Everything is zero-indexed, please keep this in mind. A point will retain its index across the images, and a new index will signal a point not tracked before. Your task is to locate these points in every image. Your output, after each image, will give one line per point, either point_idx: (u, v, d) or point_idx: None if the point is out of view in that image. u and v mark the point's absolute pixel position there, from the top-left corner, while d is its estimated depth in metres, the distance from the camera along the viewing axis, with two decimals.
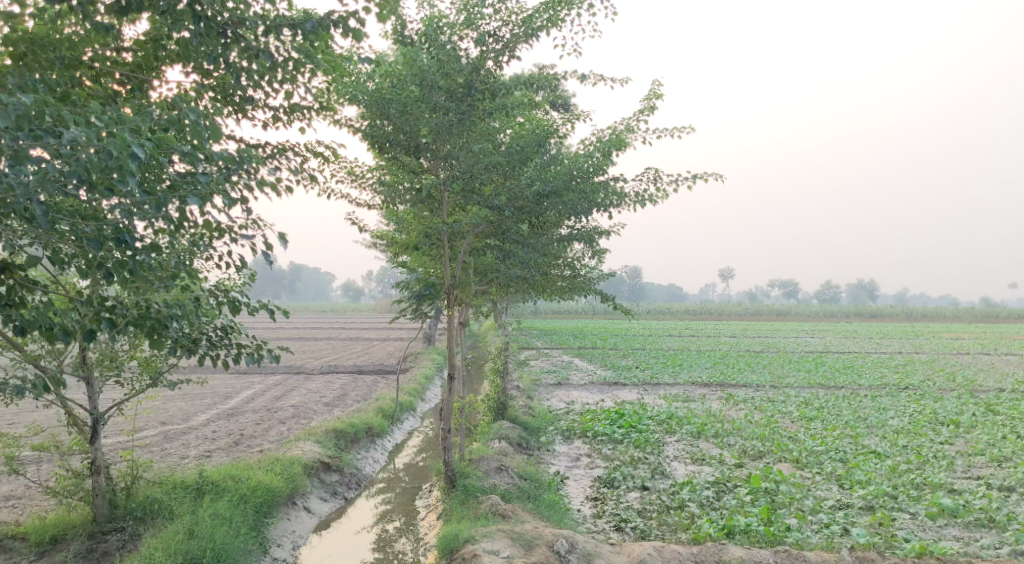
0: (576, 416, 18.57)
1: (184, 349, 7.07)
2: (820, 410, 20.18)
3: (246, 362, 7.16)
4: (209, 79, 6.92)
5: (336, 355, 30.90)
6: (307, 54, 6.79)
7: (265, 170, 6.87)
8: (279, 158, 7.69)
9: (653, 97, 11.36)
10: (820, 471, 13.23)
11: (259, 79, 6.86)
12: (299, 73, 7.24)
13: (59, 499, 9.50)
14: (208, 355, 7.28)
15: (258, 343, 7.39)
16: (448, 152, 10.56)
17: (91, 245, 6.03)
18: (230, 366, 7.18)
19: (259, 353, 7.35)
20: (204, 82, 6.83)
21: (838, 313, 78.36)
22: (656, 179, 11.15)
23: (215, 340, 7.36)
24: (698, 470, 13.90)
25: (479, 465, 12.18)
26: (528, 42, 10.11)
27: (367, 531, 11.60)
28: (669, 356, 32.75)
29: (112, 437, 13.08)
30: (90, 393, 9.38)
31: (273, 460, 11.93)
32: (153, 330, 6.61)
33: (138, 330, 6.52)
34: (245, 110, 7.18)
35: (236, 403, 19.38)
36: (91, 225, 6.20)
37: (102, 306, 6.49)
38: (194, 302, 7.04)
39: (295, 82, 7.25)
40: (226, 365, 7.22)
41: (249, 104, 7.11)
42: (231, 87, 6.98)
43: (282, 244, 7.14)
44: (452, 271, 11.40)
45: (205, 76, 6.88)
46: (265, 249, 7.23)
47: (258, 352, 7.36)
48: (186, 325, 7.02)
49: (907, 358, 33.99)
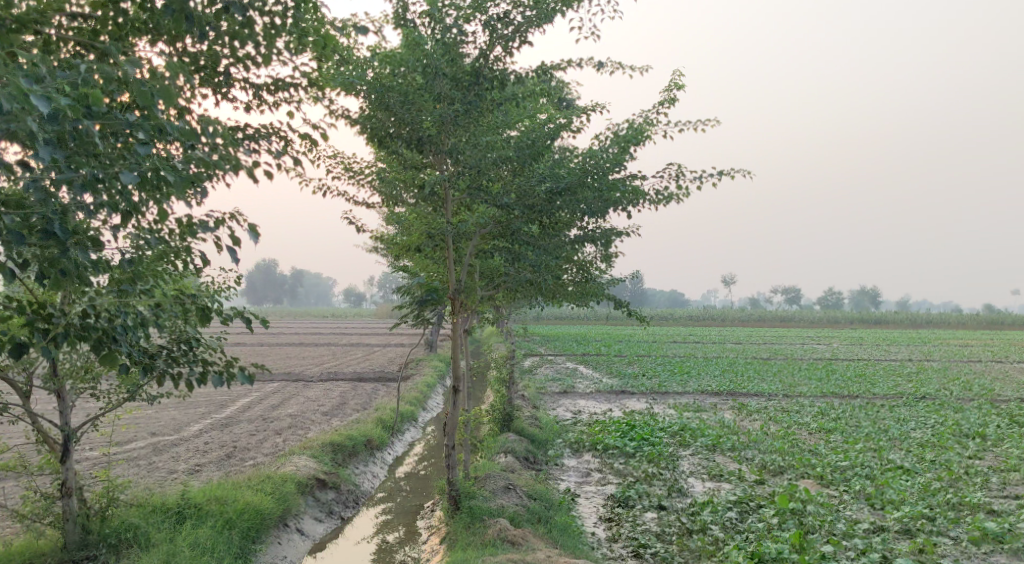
0: (585, 427, 17.72)
1: (140, 365, 6.28)
2: (839, 421, 19.29)
3: (211, 382, 6.28)
4: (178, 49, 6.06)
5: (336, 361, 30.10)
6: (290, 17, 5.95)
7: (236, 152, 5.99)
8: (261, 141, 6.82)
9: (673, 88, 10.56)
10: (848, 489, 12.38)
11: (235, 46, 6.00)
12: (284, 43, 6.38)
13: (26, 525, 8.70)
14: (170, 372, 6.50)
15: (230, 360, 6.50)
16: (453, 146, 9.73)
17: (12, 238, 5.21)
18: (195, 385, 6.30)
19: (229, 371, 6.46)
20: (169, 52, 5.98)
21: (842, 321, 77.54)
22: (678, 176, 10.38)
23: (179, 355, 6.57)
24: (717, 487, 13.07)
25: (485, 484, 11.34)
26: (541, 26, 9.32)
27: (368, 541, 11.19)
28: (675, 364, 31.88)
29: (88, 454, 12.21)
30: (61, 408, 8.55)
31: (264, 477, 11.10)
32: (101, 342, 5.85)
33: (79, 342, 5.74)
34: (223, 87, 6.33)
35: (230, 412, 18.58)
36: (16, 215, 5.39)
37: (40, 314, 5.75)
38: (153, 309, 6.25)
39: (279, 53, 6.39)
40: (189, 384, 6.35)
41: (225, 76, 6.25)
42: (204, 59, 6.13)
43: (252, 237, 6.32)
44: (456, 276, 10.60)
45: (176, 46, 6.02)
46: (231, 246, 6.37)
47: (229, 370, 6.47)
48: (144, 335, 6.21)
49: (919, 366, 32.94)
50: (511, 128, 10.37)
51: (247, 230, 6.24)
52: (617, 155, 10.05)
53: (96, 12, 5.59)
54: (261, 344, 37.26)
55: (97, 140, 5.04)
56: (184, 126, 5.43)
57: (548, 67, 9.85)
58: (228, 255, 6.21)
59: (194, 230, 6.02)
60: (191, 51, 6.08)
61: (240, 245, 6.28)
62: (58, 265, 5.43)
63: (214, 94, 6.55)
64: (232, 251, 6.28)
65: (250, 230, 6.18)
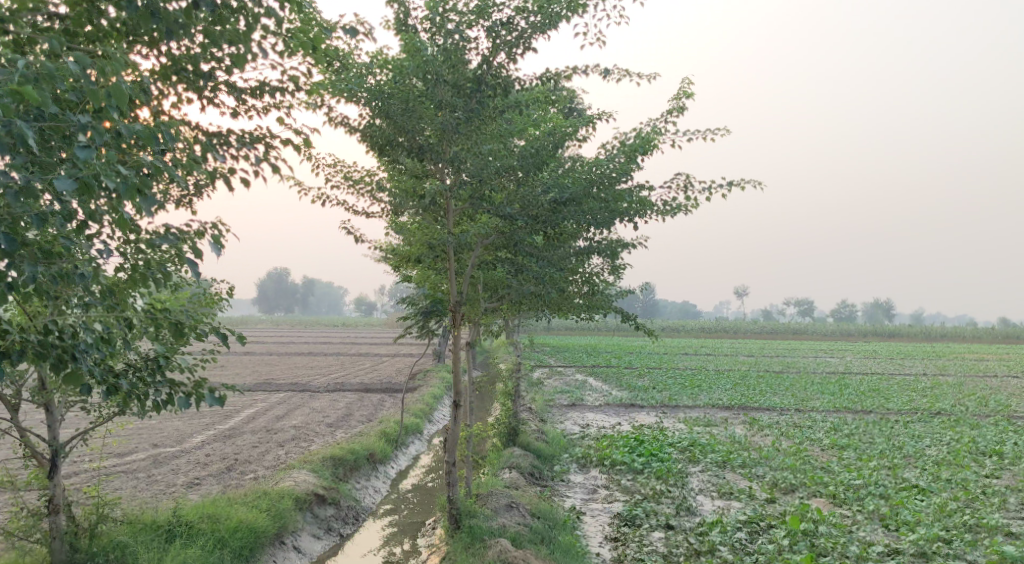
0: (593, 442, 17.40)
1: (105, 386, 6.04)
2: (852, 438, 18.89)
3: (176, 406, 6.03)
4: (156, 51, 5.81)
5: (344, 371, 29.88)
6: (270, 16, 5.68)
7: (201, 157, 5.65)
8: (246, 148, 6.56)
9: (682, 96, 10.28)
10: (861, 509, 12.01)
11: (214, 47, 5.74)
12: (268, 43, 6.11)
13: (13, 542, 8.49)
14: (137, 394, 6.24)
15: (198, 381, 6.25)
16: (455, 154, 9.48)
17: None
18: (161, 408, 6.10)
19: (197, 393, 6.20)
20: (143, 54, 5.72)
21: (855, 333, 76.87)
22: (687, 187, 10.09)
23: (148, 376, 6.32)
24: (726, 505, 12.74)
25: (487, 502, 11.06)
26: (546, 33, 9.06)
27: (373, 554, 11.10)
28: (685, 376, 31.48)
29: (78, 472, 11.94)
30: (50, 422, 8.32)
31: (260, 494, 10.84)
32: (61, 360, 5.72)
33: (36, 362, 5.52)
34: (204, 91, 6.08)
35: (234, 423, 18.35)
36: None
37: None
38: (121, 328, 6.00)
39: (263, 54, 6.12)
40: (156, 405, 6.16)
41: (205, 80, 6.00)
42: (184, 62, 5.88)
43: (215, 249, 5.91)
44: (458, 288, 10.36)
45: (154, 49, 5.78)
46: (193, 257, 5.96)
47: (197, 392, 6.22)
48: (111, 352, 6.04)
49: (934, 381, 32.40)
50: (516, 136, 10.11)
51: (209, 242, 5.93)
52: (624, 164, 9.78)
53: (68, 12, 5.34)
54: (269, 354, 37.08)
55: (32, 139, 4.67)
56: (137, 126, 5.05)
57: (553, 74, 9.60)
58: (189, 268, 5.92)
59: (153, 244, 5.78)
60: (171, 54, 5.85)
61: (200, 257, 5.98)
62: (5, 278, 5.16)
63: (197, 99, 6.30)
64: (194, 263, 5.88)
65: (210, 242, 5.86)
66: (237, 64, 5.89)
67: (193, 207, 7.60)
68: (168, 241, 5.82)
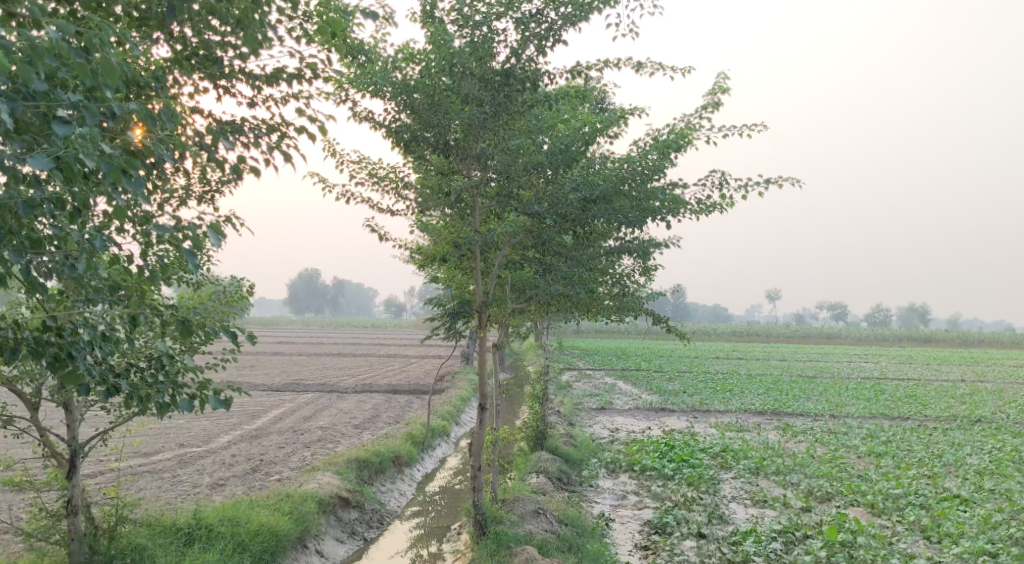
0: (622, 446, 17.07)
1: (106, 386, 5.82)
2: (889, 445, 18.40)
3: (181, 408, 5.92)
4: (165, 32, 5.61)
5: (372, 372, 29.75)
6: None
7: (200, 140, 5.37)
8: (260, 139, 6.36)
9: (717, 90, 9.95)
10: (901, 520, 11.59)
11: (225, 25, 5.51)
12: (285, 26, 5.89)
13: (31, 543, 8.37)
14: (137, 397, 6.01)
15: (203, 383, 6.15)
16: (482, 150, 9.26)
17: None
18: (166, 411, 5.94)
19: (202, 396, 6.11)
20: (152, 36, 5.53)
21: (890, 337, 75.69)
22: (722, 184, 9.74)
23: (151, 378, 6.09)
24: (760, 514, 12.38)
25: (514, 508, 10.79)
26: (578, 25, 8.78)
27: (400, 555, 10.91)
28: (716, 381, 30.98)
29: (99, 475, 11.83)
30: (69, 421, 8.15)
31: (283, 496, 10.66)
32: (58, 359, 5.49)
33: (34, 358, 5.36)
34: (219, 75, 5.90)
35: (262, 423, 18.24)
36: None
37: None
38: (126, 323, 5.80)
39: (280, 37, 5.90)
40: (160, 407, 5.98)
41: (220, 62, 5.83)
42: (195, 42, 5.72)
43: (217, 240, 5.42)
44: (485, 287, 10.12)
45: (166, 31, 5.59)
46: (193, 248, 5.48)
47: (203, 395, 6.11)
48: (111, 350, 5.85)
49: (972, 387, 31.64)
50: (546, 132, 9.84)
51: (214, 234, 5.49)
52: (657, 161, 9.45)
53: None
54: (299, 355, 37.08)
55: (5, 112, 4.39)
56: (124, 102, 4.75)
57: (583, 67, 9.31)
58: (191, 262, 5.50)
59: (146, 231, 5.34)
60: (182, 40, 5.69)
61: (203, 249, 5.43)
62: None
63: (211, 87, 6.12)
64: (194, 256, 5.42)
65: (211, 232, 5.39)
66: (250, 49, 5.67)
67: (216, 203, 7.43)
68: (163, 230, 5.36)
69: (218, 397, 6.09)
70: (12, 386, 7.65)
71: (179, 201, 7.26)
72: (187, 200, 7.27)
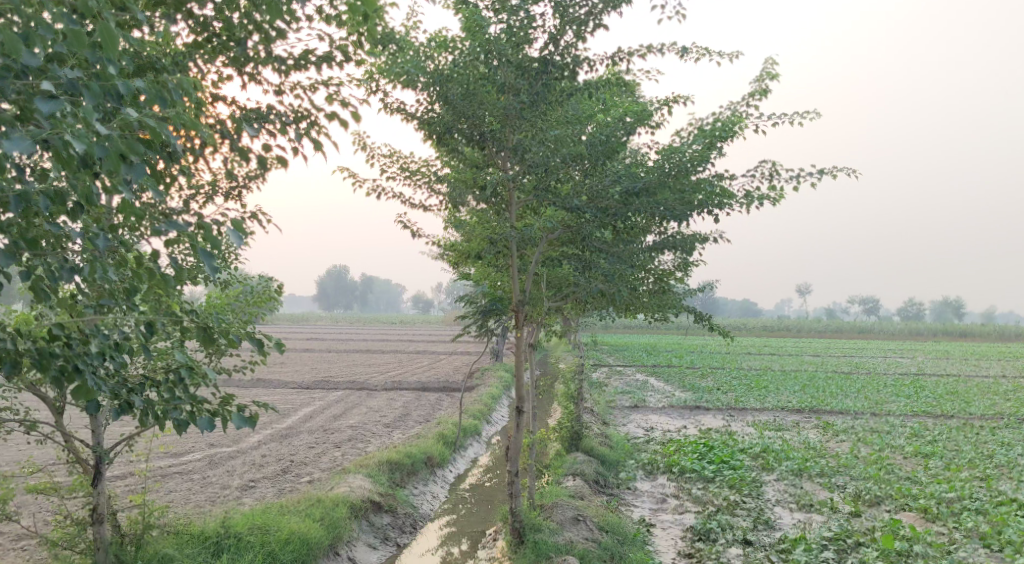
0: (660, 446, 16.61)
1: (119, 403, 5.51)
2: (936, 444, 17.75)
3: (201, 425, 5.58)
4: (182, 8, 5.27)
5: (401, 369, 29.44)
6: None
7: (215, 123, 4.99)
8: (284, 130, 6.02)
9: (764, 77, 9.46)
10: (958, 527, 11.03)
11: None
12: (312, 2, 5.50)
13: (55, 552, 8.08)
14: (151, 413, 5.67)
15: (224, 399, 5.82)
16: (519, 142, 8.86)
17: None
18: (183, 429, 5.61)
19: (224, 414, 5.77)
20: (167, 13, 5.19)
21: (925, 331, 74.43)
22: (772, 175, 9.23)
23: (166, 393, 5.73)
24: (808, 519, 11.87)
25: (552, 514, 10.39)
26: (619, 8, 8.32)
27: (431, 555, 10.71)
28: (751, 377, 30.37)
29: (123, 478, 11.57)
30: (93, 427, 7.80)
31: (314, 501, 10.33)
32: (64, 373, 5.16)
33: (39, 371, 5.04)
34: (241, 56, 5.54)
35: (291, 422, 17.97)
36: None
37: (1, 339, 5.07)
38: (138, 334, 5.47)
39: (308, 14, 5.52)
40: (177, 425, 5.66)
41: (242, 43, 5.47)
42: (216, 21, 5.38)
43: (238, 239, 5.03)
44: (521, 285, 9.74)
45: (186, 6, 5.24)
46: (211, 246, 5.06)
47: (224, 413, 5.78)
48: (122, 364, 5.52)
49: (1015, 383, 30.87)
50: (584, 124, 9.42)
51: (231, 232, 5.08)
52: (703, 151, 9.01)
53: None
54: (327, 351, 36.88)
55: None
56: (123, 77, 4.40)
57: (624, 53, 8.85)
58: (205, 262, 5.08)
59: (158, 229, 4.96)
60: (203, 20, 5.35)
61: (220, 249, 5.03)
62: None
63: (234, 71, 5.78)
64: (210, 257, 5.00)
65: (229, 228, 4.98)
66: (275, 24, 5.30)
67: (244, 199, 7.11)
68: (176, 227, 5.00)
69: (241, 414, 5.76)
70: (33, 392, 7.34)
71: (204, 197, 6.95)
72: (213, 195, 6.96)
